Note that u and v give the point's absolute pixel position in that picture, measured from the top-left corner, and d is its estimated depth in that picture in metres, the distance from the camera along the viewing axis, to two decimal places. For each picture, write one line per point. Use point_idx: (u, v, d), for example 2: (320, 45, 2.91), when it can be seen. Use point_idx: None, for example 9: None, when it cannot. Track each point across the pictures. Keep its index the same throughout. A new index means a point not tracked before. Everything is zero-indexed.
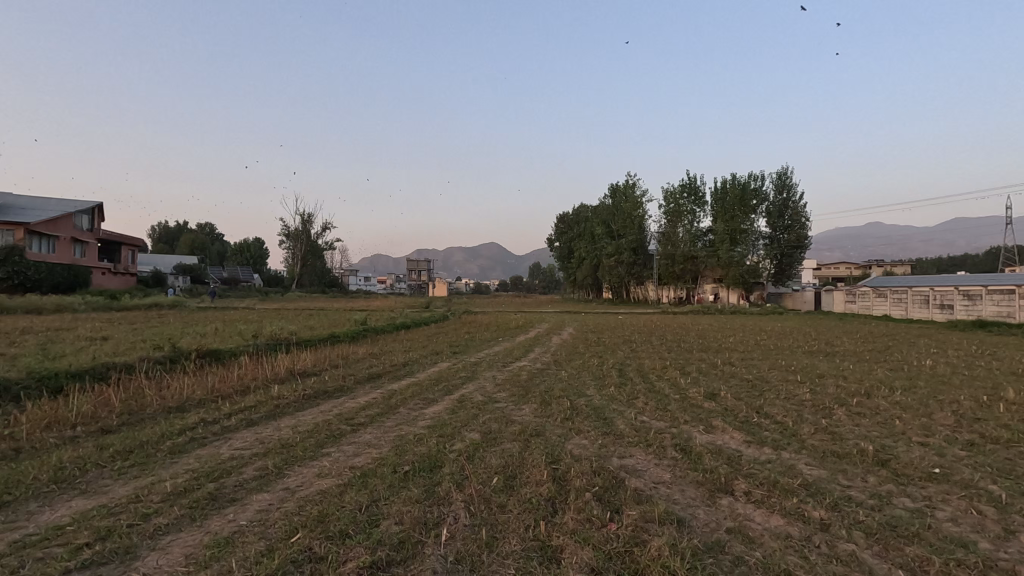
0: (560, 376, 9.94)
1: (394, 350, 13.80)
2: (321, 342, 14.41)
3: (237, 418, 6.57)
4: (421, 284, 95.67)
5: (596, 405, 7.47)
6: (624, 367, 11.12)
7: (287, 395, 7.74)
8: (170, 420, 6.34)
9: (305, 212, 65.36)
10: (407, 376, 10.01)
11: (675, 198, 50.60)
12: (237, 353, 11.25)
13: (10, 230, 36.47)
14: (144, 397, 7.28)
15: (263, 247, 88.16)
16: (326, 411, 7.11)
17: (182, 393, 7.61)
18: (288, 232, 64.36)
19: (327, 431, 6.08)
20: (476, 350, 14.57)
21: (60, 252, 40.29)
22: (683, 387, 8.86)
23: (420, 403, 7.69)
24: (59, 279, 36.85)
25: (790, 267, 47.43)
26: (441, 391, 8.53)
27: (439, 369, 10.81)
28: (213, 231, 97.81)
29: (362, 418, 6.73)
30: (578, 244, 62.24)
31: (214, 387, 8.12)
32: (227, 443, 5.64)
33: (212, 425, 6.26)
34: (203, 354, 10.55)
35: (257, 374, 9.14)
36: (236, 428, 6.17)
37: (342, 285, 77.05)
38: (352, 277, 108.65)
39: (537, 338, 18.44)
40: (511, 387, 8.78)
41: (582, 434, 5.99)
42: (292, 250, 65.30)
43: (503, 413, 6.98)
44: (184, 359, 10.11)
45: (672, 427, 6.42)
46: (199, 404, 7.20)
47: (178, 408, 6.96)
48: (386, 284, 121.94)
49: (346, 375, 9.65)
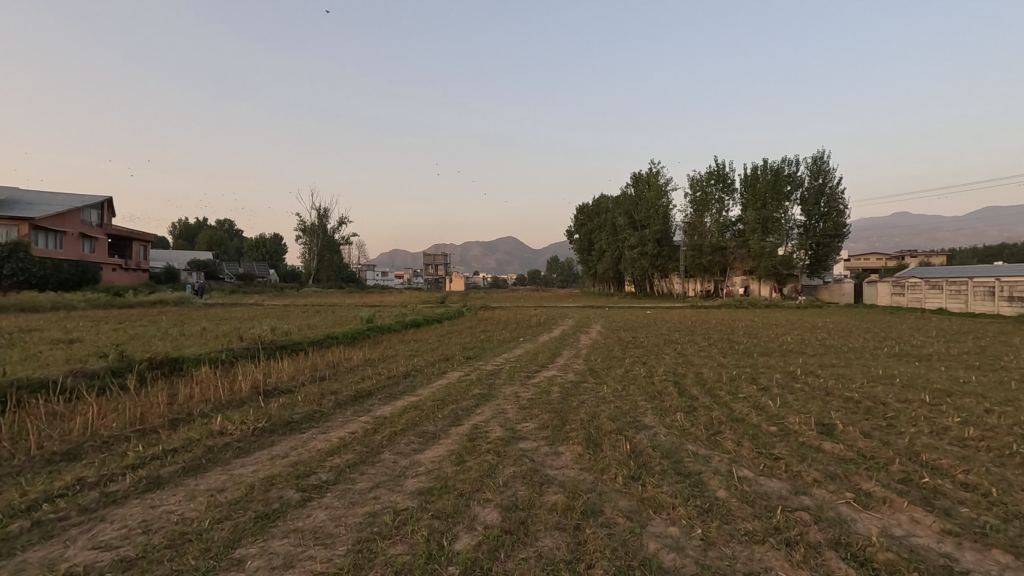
0: (602, 393, 7.62)
1: (397, 355, 11.58)
2: (313, 347, 12.23)
3: (137, 475, 4.37)
4: (437, 278, 93.99)
5: (667, 447, 5.15)
6: (681, 380, 8.74)
7: (231, 431, 5.54)
8: (33, 483, 4.18)
9: (320, 207, 63.68)
10: (405, 393, 7.80)
11: (701, 186, 47.54)
12: (201, 362, 9.12)
13: (15, 225, 34.92)
14: (26, 437, 5.17)
15: (279, 243, 87.25)
16: (274, 459, 4.88)
17: (87, 430, 5.47)
18: (304, 227, 62.93)
19: (258, 506, 3.81)
20: (494, 354, 12.25)
21: (68, 247, 38.90)
22: (775, 413, 6.47)
23: (415, 441, 5.40)
24: (66, 276, 35.47)
25: (828, 258, 44.00)
26: (446, 420, 6.22)
27: (446, 383, 8.55)
28: (232, 227, 97.14)
29: (323, 474, 4.48)
30: (599, 236, 59.66)
31: (139, 417, 5.96)
32: (86, 535, 3.43)
33: (90, 490, 4.08)
34: (155, 365, 8.47)
35: (209, 395, 7.01)
36: (122, 498, 3.97)
37: (357, 280, 75.54)
38: (371, 273, 107.36)
39: (563, 338, 16.13)
40: (540, 414, 6.41)
41: (667, 513, 3.70)
42: (307, 245, 63.91)
43: (534, 463, 4.72)
44: (126, 372, 8.04)
45: (803, 494, 4.08)
46: (103, 447, 5.06)
47: (60, 457, 4.77)
48: (402, 279, 120.64)
49: (327, 394, 7.44)
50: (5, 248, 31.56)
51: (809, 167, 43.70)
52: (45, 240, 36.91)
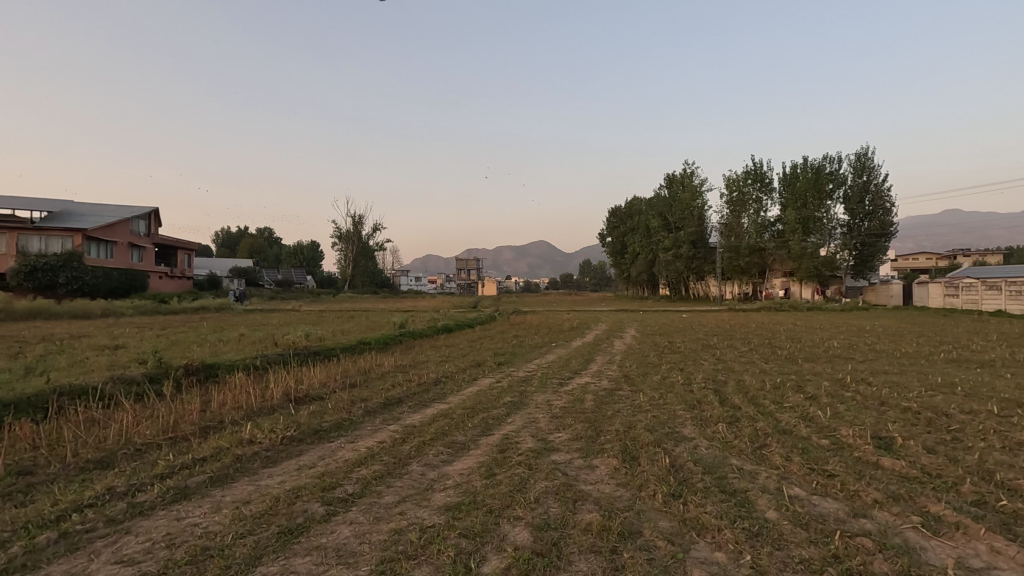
0: (639, 402, 7.30)
1: (428, 361, 11.49)
2: (345, 352, 12.26)
3: (165, 484, 4.34)
4: (469, 282, 94.42)
5: (710, 462, 4.83)
6: (721, 388, 8.33)
7: (261, 440, 5.49)
8: (67, 491, 4.20)
9: (355, 214, 64.78)
10: (435, 401, 7.66)
11: (738, 186, 46.28)
12: (236, 369, 9.21)
13: (69, 237, 36.13)
14: (65, 444, 5.24)
15: (316, 250, 89.25)
16: (301, 470, 4.78)
17: (122, 436, 5.53)
18: (339, 234, 64.15)
19: (282, 520, 3.70)
20: (525, 360, 12.02)
21: (117, 256, 40.49)
22: (825, 425, 6.04)
23: (444, 452, 5.23)
24: (116, 284, 36.94)
25: (874, 259, 42.12)
26: (476, 429, 6.04)
27: (476, 390, 8.38)
28: (271, 235, 99.88)
29: (349, 487, 4.35)
30: (632, 239, 58.81)
31: (173, 424, 6.00)
32: (110, 548, 3.37)
33: (119, 500, 4.05)
34: (192, 371, 8.60)
35: (242, 402, 7.03)
36: (149, 509, 3.93)
37: (391, 285, 76.57)
38: (405, 279, 108.64)
39: (596, 343, 15.79)
40: (573, 424, 6.16)
41: (712, 537, 3.42)
42: (342, 251, 65.08)
43: (568, 478, 4.48)
44: (164, 378, 8.18)
45: (864, 518, 3.71)
46: (135, 456, 5.07)
47: (94, 465, 4.80)
48: (436, 284, 121.81)
49: (357, 401, 7.37)
50: (60, 257, 33.41)
51: (853, 164, 41.96)
52: (97, 250, 38.44)
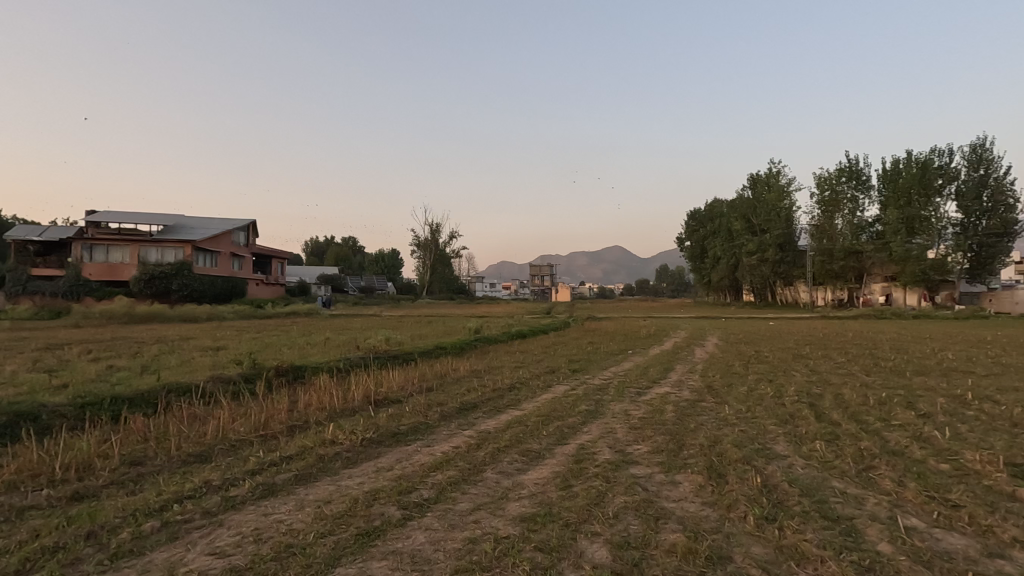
0: (724, 414, 6.87)
1: (502, 367, 11.51)
2: (422, 357, 12.53)
3: (254, 480, 4.55)
4: (544, 288, 94.44)
5: (807, 484, 4.40)
6: (816, 402, 7.67)
7: (342, 441, 5.66)
8: (170, 482, 4.51)
9: (432, 222, 66.75)
10: (510, 407, 7.61)
11: (830, 184, 43.14)
12: (321, 371, 9.66)
13: (180, 248, 39.53)
14: (170, 438, 5.66)
15: (397, 258, 92.86)
16: (379, 472, 4.86)
17: (219, 432, 5.89)
18: (418, 242, 66.35)
19: (360, 522, 3.75)
20: (600, 368, 11.73)
21: (221, 265, 44.03)
22: (944, 448, 5.36)
23: (518, 460, 5.14)
24: (219, 290, 40.23)
25: (994, 261, 37.69)
26: (551, 438, 5.90)
27: (551, 398, 8.24)
28: (355, 243, 105.13)
29: (424, 492, 4.36)
30: (713, 243, 56.41)
31: (263, 422, 6.33)
32: (204, 540, 3.55)
33: (214, 494, 4.29)
34: (282, 372, 9.10)
35: (326, 403, 7.32)
36: (240, 503, 4.12)
37: (467, 291, 78.12)
38: (480, 285, 110.49)
39: (675, 351, 15.17)
40: (653, 436, 5.88)
41: (815, 569, 3.07)
42: (421, 258, 67.23)
43: (648, 494, 4.25)
44: (257, 378, 8.70)
45: (1002, 560, 3.20)
46: (229, 451, 5.38)
47: (194, 459, 5.14)
48: (510, 290, 122.92)
49: (433, 406, 7.46)
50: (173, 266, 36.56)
51: (967, 156, 37.85)
52: (203, 259, 41.99)
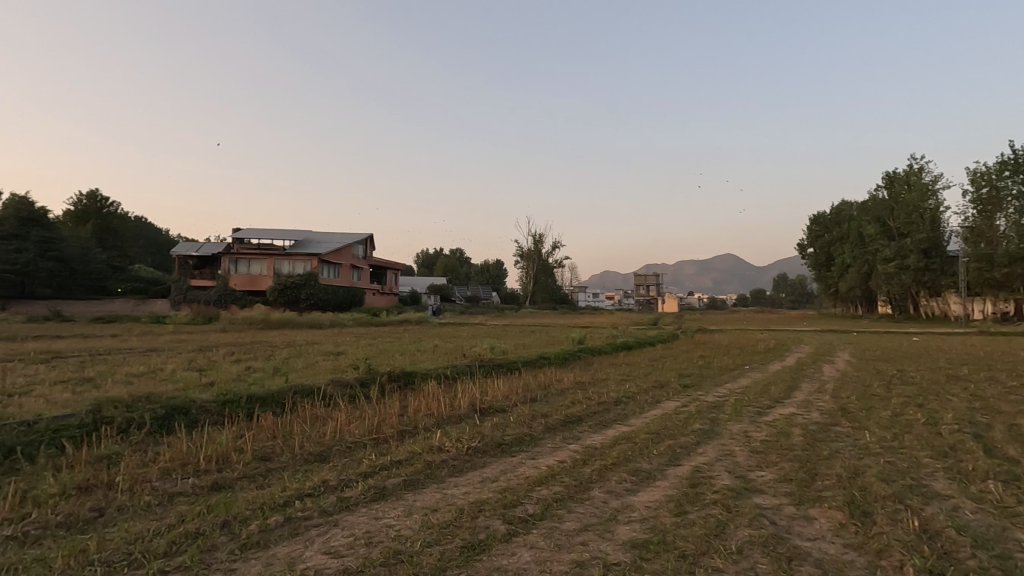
0: (865, 443, 6.05)
1: (607, 379, 11.16)
2: (526, 367, 12.52)
3: (367, 483, 4.71)
4: (649, 299, 91.39)
5: (980, 532, 3.68)
6: (983, 432, 6.52)
7: (448, 448, 5.72)
8: (294, 479, 4.81)
9: (535, 233, 67.37)
10: (617, 422, 7.30)
11: (988, 180, 37.45)
12: (429, 378, 9.96)
13: (308, 261, 43.43)
14: (295, 437, 6.08)
15: (501, 269, 94.84)
16: (484, 483, 4.83)
17: (336, 433, 6.23)
18: (521, 252, 67.26)
19: (465, 534, 3.71)
20: (714, 384, 10.95)
21: (342, 276, 47.65)
22: None
23: (628, 480, 4.86)
24: (341, 299, 43.48)
25: None
26: (662, 458, 5.53)
27: (660, 414, 7.79)
28: (462, 254, 109.02)
29: (529, 507, 4.24)
30: (841, 249, 51.25)
31: (377, 425, 6.61)
32: (321, 538, 3.70)
33: (329, 493, 4.49)
34: (394, 377, 9.51)
35: (433, 409, 7.50)
36: (354, 504, 4.28)
37: (570, 301, 77.65)
38: (583, 295, 109.50)
39: (800, 368, 13.82)
40: (779, 462, 5.31)
41: None
42: (524, 269, 68.04)
43: (776, 528, 3.79)
44: (372, 383, 9.17)
45: None
46: (345, 452, 5.66)
47: (314, 458, 5.46)
48: (614, 301, 120.50)
49: (538, 417, 7.36)
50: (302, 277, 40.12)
51: None
52: (327, 270, 45.69)
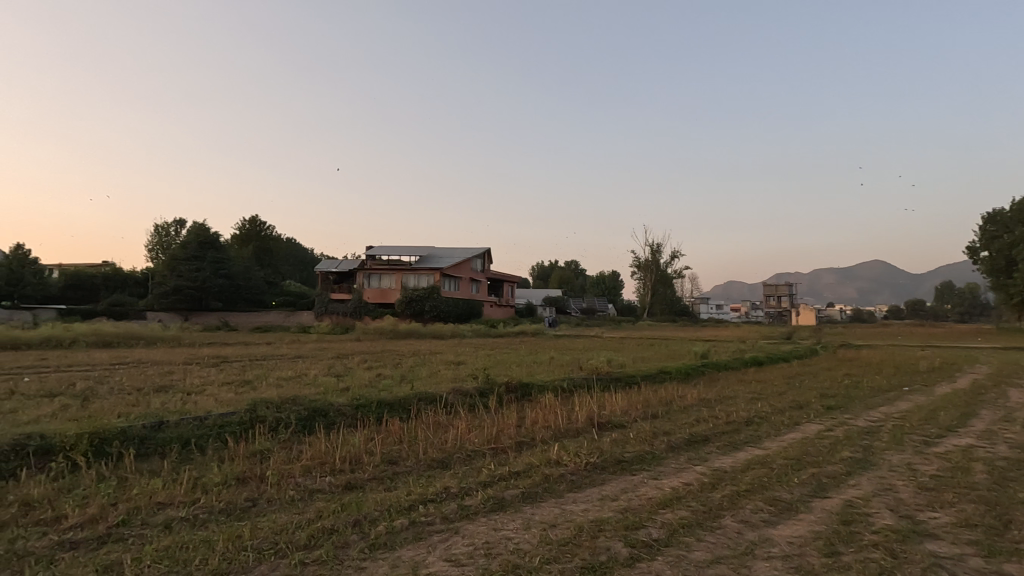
0: None
1: (737, 397, 10.33)
2: (645, 381, 12.03)
3: (486, 492, 4.74)
4: (781, 311, 84.06)
5: None
6: None
7: (566, 462, 5.61)
8: (418, 484, 5.00)
9: (653, 243, 65.18)
10: (750, 444, 6.69)
11: None
12: (546, 390, 9.94)
13: (431, 275, 45.92)
14: (419, 442, 6.35)
15: (617, 280, 93.05)
16: (603, 501, 4.64)
17: (457, 441, 6.40)
18: (638, 263, 65.41)
19: (585, 554, 3.57)
20: (867, 406, 9.66)
21: (462, 289, 49.68)
22: None
23: (765, 510, 4.39)
24: (461, 311, 45.32)
25: None
26: (807, 488, 4.94)
27: (801, 438, 7.01)
28: (577, 266, 108.84)
29: (653, 530, 3.99)
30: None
31: (496, 435, 6.69)
32: (443, 545, 3.76)
33: (451, 501, 4.58)
34: (512, 388, 9.62)
35: (551, 421, 7.44)
36: (474, 513, 4.32)
37: (692, 313, 73.88)
38: (706, 307, 103.66)
39: (978, 391, 11.74)
40: (958, 504, 4.48)
41: None
42: (642, 280, 66.06)
43: None
44: (490, 393, 9.35)
45: None
46: (465, 460, 5.78)
47: (437, 464, 5.64)
48: (741, 313, 112.60)
49: (660, 434, 6.98)
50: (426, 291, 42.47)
51: None
52: (449, 284, 47.95)
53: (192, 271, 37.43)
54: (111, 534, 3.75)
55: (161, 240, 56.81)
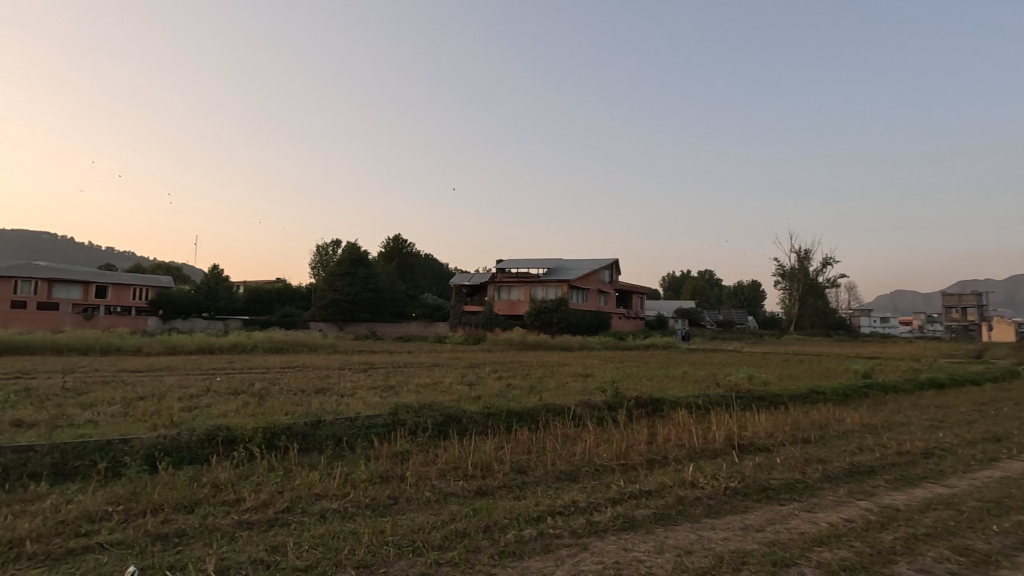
0: None
1: (911, 425, 8.91)
2: (794, 402, 10.88)
3: (616, 510, 4.59)
4: (968, 325, 71.52)
5: None
6: None
7: (702, 484, 5.25)
8: (547, 495, 4.99)
9: (801, 249, 59.27)
10: (930, 481, 5.72)
11: None
12: (679, 406, 9.43)
13: (559, 287, 46.24)
14: (547, 453, 6.35)
15: (758, 291, 86.05)
16: (745, 531, 4.25)
17: (586, 454, 6.30)
18: (784, 272, 59.87)
19: None
20: None
21: (590, 300, 49.31)
22: None
23: (952, 561, 3.70)
24: (589, 323, 44.95)
25: None
26: (1011, 540, 4.07)
27: (1001, 478, 5.83)
28: (713, 276, 102.55)
29: (807, 570, 3.55)
30: None
31: (626, 451, 6.47)
32: (571, 560, 3.70)
33: (579, 515, 4.50)
34: (642, 403, 9.26)
35: (685, 439, 7.03)
36: (603, 530, 4.20)
37: (850, 327, 65.75)
38: (867, 320, 91.65)
39: None
40: None
41: None
42: (788, 290, 60.33)
43: None
44: (620, 407, 9.10)
45: None
46: (593, 475, 5.66)
47: (565, 476, 5.59)
48: (912, 327, 97.84)
49: (813, 462, 6.26)
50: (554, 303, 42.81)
51: None
52: (577, 295, 47.84)
53: (345, 285, 41.70)
54: (277, 518, 4.23)
55: (321, 258, 64.12)
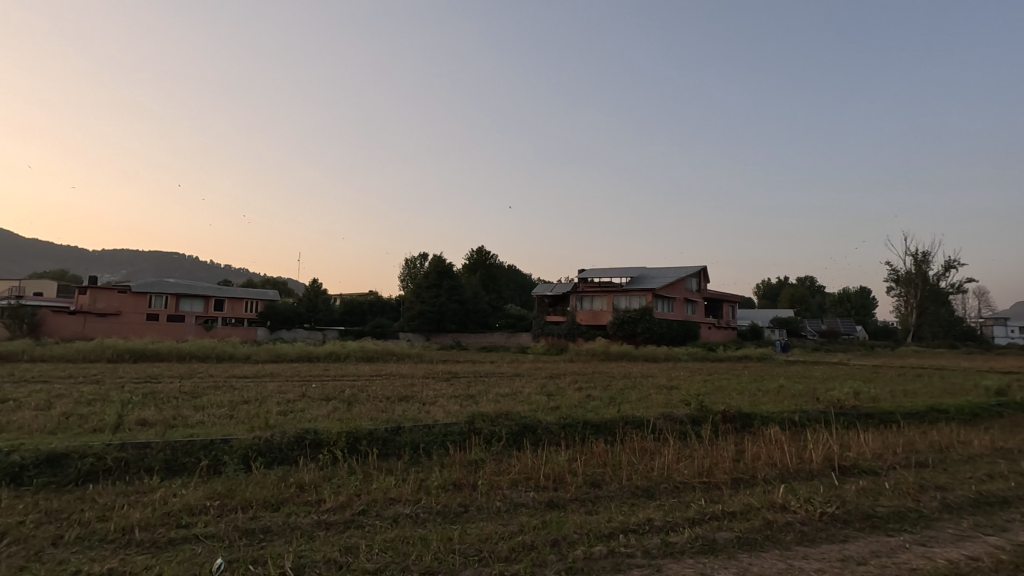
0: None
1: None
2: (909, 421, 9.74)
3: (694, 531, 4.31)
4: None
5: None
6: None
7: (794, 507, 4.81)
8: (620, 511, 4.79)
9: (919, 252, 53.56)
10: None
11: None
12: (772, 423, 8.75)
13: (643, 296, 44.98)
14: (624, 467, 6.13)
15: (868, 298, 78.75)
16: (844, 563, 3.81)
17: (666, 469, 6.01)
18: (898, 277, 54.35)
19: None
20: None
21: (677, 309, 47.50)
22: None
23: None
24: (676, 333, 43.27)
25: None
26: None
27: None
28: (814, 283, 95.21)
29: None
30: None
31: (709, 467, 6.09)
32: None
33: (653, 534, 4.26)
34: (730, 418, 8.70)
35: (777, 457, 6.50)
36: (679, 552, 3.95)
37: (981, 338, 58.29)
38: (1003, 329, 80.85)
39: None
40: None
41: None
42: (904, 297, 54.67)
43: None
44: (705, 421, 8.60)
45: None
46: (672, 492, 5.37)
47: (642, 492, 5.35)
48: None
49: (930, 488, 5.54)
50: None
51: None
52: (663, 305, 46.26)
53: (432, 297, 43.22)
54: (353, 520, 4.38)
55: (410, 272, 66.90)
